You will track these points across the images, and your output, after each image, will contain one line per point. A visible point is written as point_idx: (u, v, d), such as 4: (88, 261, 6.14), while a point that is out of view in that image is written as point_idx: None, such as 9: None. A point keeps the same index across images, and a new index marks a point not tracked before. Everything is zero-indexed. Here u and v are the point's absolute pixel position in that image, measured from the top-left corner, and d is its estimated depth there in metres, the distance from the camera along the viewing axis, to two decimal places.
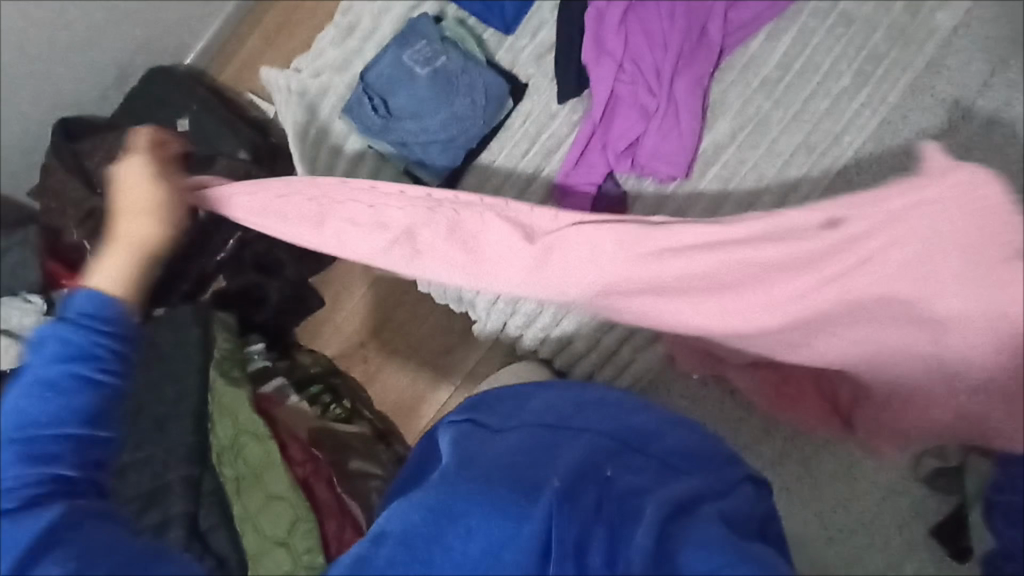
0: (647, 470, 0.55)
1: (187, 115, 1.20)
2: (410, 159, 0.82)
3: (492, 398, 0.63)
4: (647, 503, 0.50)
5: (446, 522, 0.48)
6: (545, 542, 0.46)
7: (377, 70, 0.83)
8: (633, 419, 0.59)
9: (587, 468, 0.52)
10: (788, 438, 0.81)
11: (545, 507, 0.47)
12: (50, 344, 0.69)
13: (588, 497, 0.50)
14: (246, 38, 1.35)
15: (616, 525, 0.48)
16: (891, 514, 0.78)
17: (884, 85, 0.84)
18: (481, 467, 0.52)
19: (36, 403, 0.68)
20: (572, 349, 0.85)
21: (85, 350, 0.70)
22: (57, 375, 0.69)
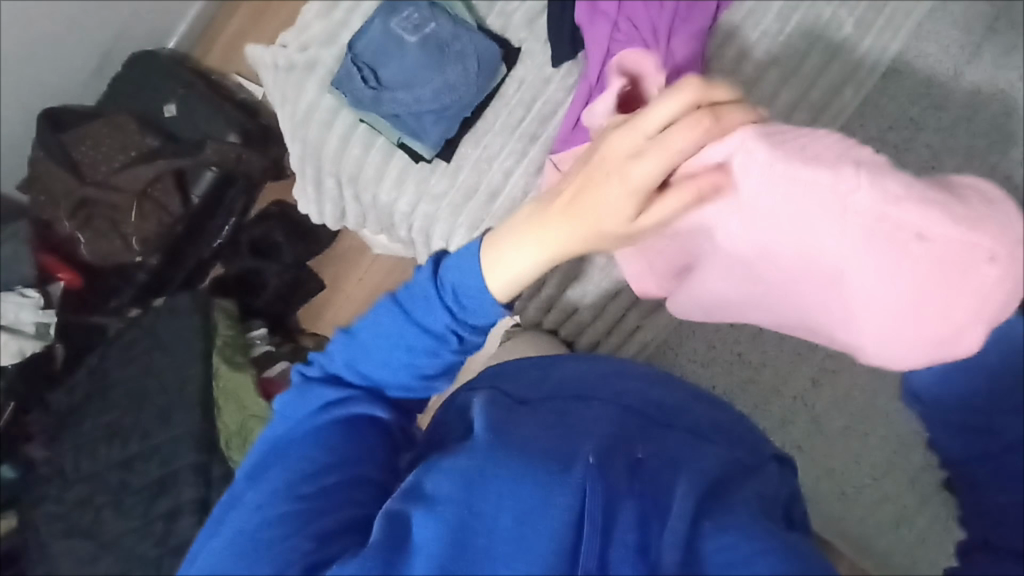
0: (680, 441, 0.54)
1: (174, 100, 1.17)
2: (403, 132, 0.80)
3: (513, 366, 0.62)
4: (680, 478, 0.49)
5: (479, 487, 0.47)
6: (578, 513, 0.46)
7: (365, 40, 0.81)
8: (665, 394, 0.59)
9: (621, 441, 0.52)
10: (797, 397, 0.80)
11: (579, 476, 0.47)
12: (424, 306, 0.55)
13: (621, 469, 0.49)
14: (228, 17, 1.32)
15: (650, 499, 0.48)
16: (901, 468, 0.78)
17: (888, 31, 0.82)
18: (517, 433, 0.51)
19: (404, 364, 0.56)
20: (577, 318, 0.81)
21: (451, 313, 0.54)
22: (438, 334, 0.55)
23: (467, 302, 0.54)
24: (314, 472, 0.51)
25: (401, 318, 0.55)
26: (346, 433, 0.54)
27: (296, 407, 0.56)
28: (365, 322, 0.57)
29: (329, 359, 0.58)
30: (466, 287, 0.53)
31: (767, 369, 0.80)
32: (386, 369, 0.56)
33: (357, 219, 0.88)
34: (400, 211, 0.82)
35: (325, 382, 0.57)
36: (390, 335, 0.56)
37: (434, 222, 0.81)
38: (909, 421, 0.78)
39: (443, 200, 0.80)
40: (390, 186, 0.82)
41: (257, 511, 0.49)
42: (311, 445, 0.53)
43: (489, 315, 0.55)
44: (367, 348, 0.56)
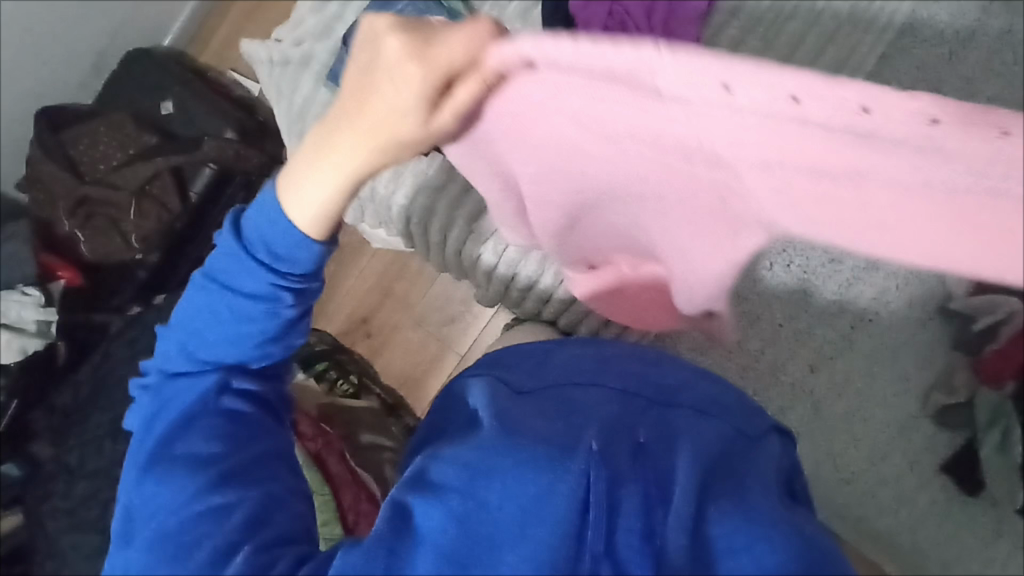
0: (681, 423, 0.54)
1: (170, 98, 1.17)
2: None
3: (516, 351, 0.64)
4: (681, 458, 0.49)
5: (482, 474, 0.47)
6: (583, 499, 0.45)
7: (359, 32, 0.79)
8: (662, 375, 0.60)
9: (622, 426, 0.52)
10: (794, 382, 0.81)
11: (580, 464, 0.46)
12: (235, 264, 0.51)
13: (624, 453, 0.49)
14: (223, 14, 1.32)
15: (654, 482, 0.48)
16: (901, 453, 0.78)
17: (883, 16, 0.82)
18: (518, 421, 0.51)
19: (229, 334, 0.52)
20: (575, 309, 0.81)
21: (270, 268, 0.50)
22: (261, 292, 0.51)
23: (277, 245, 0.50)
24: (195, 465, 0.49)
25: (215, 287, 0.52)
26: (218, 421, 0.51)
27: (154, 409, 0.53)
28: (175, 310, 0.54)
29: (154, 364, 0.55)
30: (278, 233, 0.50)
31: (766, 355, 0.82)
32: (222, 343, 0.52)
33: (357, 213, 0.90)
34: (398, 205, 0.83)
35: (169, 381, 0.54)
36: (210, 308, 0.52)
37: (433, 215, 0.82)
38: (908, 406, 0.78)
39: (442, 192, 0.81)
40: (388, 179, 0.83)
41: (166, 504, 0.48)
42: (190, 432, 0.51)
43: (311, 254, 0.51)
44: (193, 328, 0.53)
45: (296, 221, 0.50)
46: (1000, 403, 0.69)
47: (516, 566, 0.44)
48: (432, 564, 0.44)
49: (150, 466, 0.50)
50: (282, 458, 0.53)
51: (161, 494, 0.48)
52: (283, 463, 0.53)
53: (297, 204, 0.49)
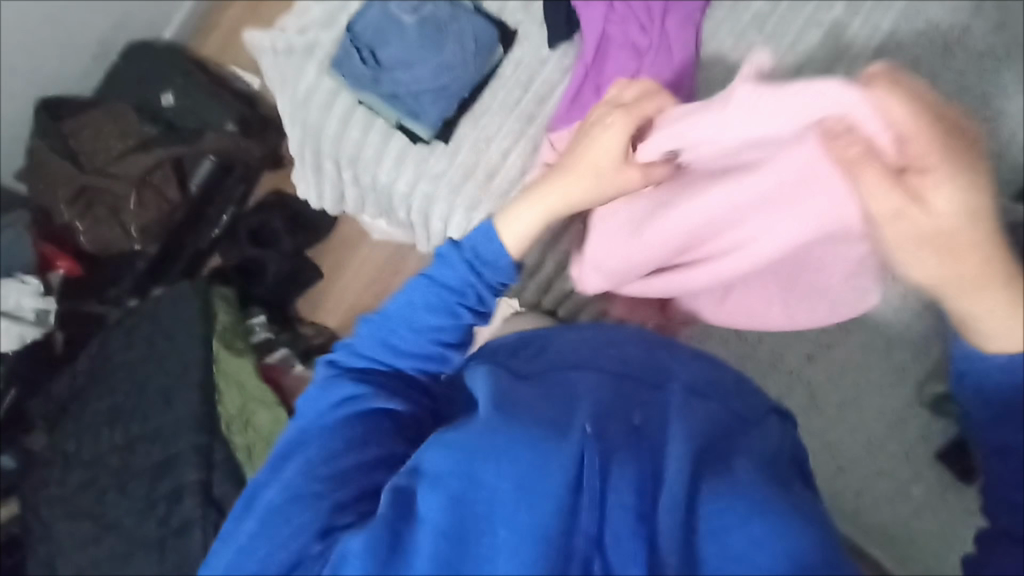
0: (677, 404, 0.54)
1: (171, 89, 1.17)
2: (402, 113, 0.81)
3: (509, 340, 0.64)
4: (675, 436, 0.50)
5: (477, 456, 0.47)
6: (576, 478, 0.46)
7: (364, 21, 0.81)
8: (654, 356, 0.59)
9: (618, 409, 0.52)
10: (791, 371, 0.81)
11: (575, 444, 0.48)
12: (443, 266, 0.57)
13: (619, 435, 0.50)
14: (226, 7, 1.33)
15: (649, 463, 0.49)
16: (896, 442, 0.79)
17: (878, 12, 0.83)
18: (513, 402, 0.51)
19: (420, 328, 0.57)
20: (575, 298, 0.83)
21: (472, 269, 0.57)
22: (458, 290, 0.57)
23: (485, 254, 0.57)
24: (327, 457, 0.51)
25: (423, 284, 0.57)
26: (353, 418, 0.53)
27: (327, 383, 0.57)
28: (393, 298, 0.58)
29: (358, 343, 0.59)
30: (487, 245, 0.57)
31: (763, 346, 0.81)
32: (414, 335, 0.57)
33: (357, 202, 0.90)
34: (399, 192, 0.83)
35: (355, 361, 0.58)
36: (413, 306, 0.57)
37: (433, 202, 0.82)
38: (904, 394, 0.79)
39: (443, 179, 0.81)
40: (390, 167, 0.83)
41: (289, 474, 0.51)
42: (336, 418, 0.54)
43: (509, 266, 0.57)
44: (389, 324, 0.58)
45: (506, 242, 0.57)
46: None
47: (510, 545, 0.44)
48: (429, 544, 0.45)
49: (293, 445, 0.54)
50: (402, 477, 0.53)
51: (289, 466, 0.52)
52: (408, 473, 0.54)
53: (513, 233, 0.57)
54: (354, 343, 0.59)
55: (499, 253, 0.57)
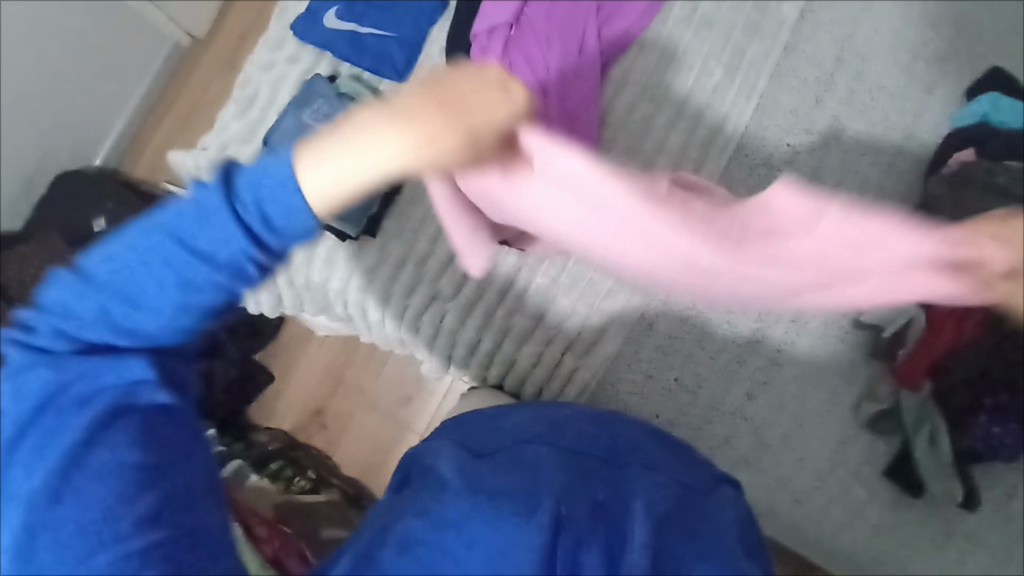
0: (638, 481, 0.58)
1: (103, 214, 1.19)
2: (325, 213, 0.82)
3: (465, 423, 0.67)
4: (636, 505, 0.53)
5: (455, 528, 0.48)
6: (548, 547, 0.48)
7: (280, 133, 0.80)
8: (614, 438, 0.65)
9: (582, 488, 0.55)
10: (735, 412, 0.83)
11: (545, 513, 0.50)
12: (198, 215, 0.44)
13: (582, 508, 0.52)
14: (151, 131, 1.39)
15: (612, 533, 0.50)
16: (843, 467, 0.81)
17: (757, 63, 0.89)
18: (483, 479, 0.54)
19: (176, 302, 0.46)
20: (517, 369, 0.83)
21: (255, 240, 0.45)
22: (230, 267, 0.45)
23: (278, 220, 0.44)
24: (107, 477, 0.44)
25: (167, 237, 0.45)
26: (134, 420, 0.47)
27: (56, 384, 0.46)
28: (120, 242, 0.45)
29: (75, 302, 0.46)
30: (215, 241, 0.44)
31: (704, 390, 0.83)
32: (171, 307, 0.46)
33: (294, 303, 0.91)
34: (334, 289, 0.86)
35: (71, 356, 0.47)
36: (161, 266, 0.45)
37: (368, 293, 0.85)
38: (843, 419, 0.82)
39: (375, 271, 0.85)
40: (321, 267, 0.87)
41: (83, 516, 0.43)
42: (98, 449, 0.45)
43: (305, 228, 0.45)
44: (133, 269, 0.45)
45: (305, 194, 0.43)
46: (923, 403, 0.77)
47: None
48: None
49: (57, 483, 0.44)
50: (196, 489, 0.48)
51: (70, 509, 0.43)
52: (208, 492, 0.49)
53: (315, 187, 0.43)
54: (60, 297, 0.46)
55: (228, 256, 0.45)
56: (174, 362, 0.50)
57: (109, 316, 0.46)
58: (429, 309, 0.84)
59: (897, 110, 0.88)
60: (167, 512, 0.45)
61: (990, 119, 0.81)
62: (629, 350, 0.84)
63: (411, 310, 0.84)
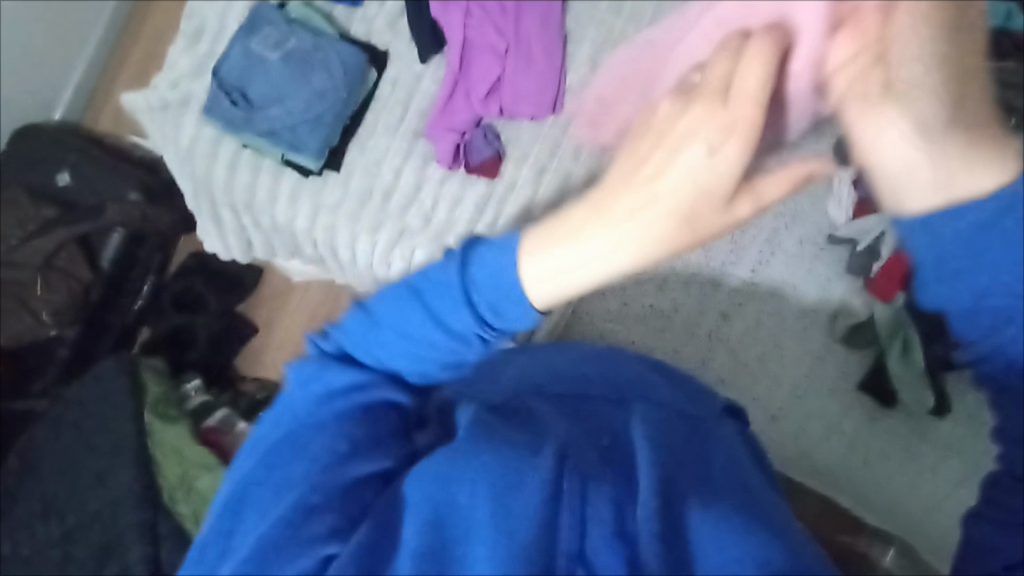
0: (641, 418, 0.52)
1: (67, 168, 1.16)
2: (284, 148, 0.80)
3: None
4: (641, 448, 0.48)
5: (452, 478, 0.44)
6: (551, 494, 0.43)
7: (228, 64, 0.78)
8: (617, 373, 0.59)
9: (585, 431, 0.49)
10: (711, 335, 0.83)
11: (547, 464, 0.44)
12: (439, 291, 0.51)
13: (589, 455, 0.46)
14: (113, 83, 1.33)
15: (621, 476, 0.46)
16: (819, 381, 0.82)
17: None
18: (488, 425, 0.48)
19: (436, 359, 0.53)
20: None
21: (481, 320, 0.51)
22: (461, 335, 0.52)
23: (501, 308, 0.51)
24: (330, 461, 0.47)
25: (430, 284, 0.52)
26: (381, 419, 0.51)
27: (315, 379, 0.53)
28: (379, 302, 0.54)
29: (345, 335, 0.55)
30: (513, 314, 0.50)
31: (679, 314, 0.83)
32: (407, 359, 0.53)
33: (265, 246, 0.88)
34: (300, 229, 0.83)
35: (337, 359, 0.54)
36: (414, 330, 0.52)
37: (336, 232, 0.83)
38: (818, 336, 0.82)
39: (340, 209, 0.82)
40: (285, 206, 0.83)
41: (284, 499, 0.46)
42: (340, 424, 0.50)
43: (527, 318, 0.51)
44: (382, 338, 0.53)
45: (533, 298, 0.51)
46: (897, 315, 0.77)
47: (486, 557, 0.41)
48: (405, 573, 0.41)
49: (289, 450, 0.49)
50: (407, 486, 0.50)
51: (297, 485, 0.47)
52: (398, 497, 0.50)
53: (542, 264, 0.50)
54: (349, 337, 0.55)
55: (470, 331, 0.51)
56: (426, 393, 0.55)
57: (372, 350, 0.54)
58: (399, 244, 0.82)
59: None
60: (334, 470, 0.47)
61: None
62: None
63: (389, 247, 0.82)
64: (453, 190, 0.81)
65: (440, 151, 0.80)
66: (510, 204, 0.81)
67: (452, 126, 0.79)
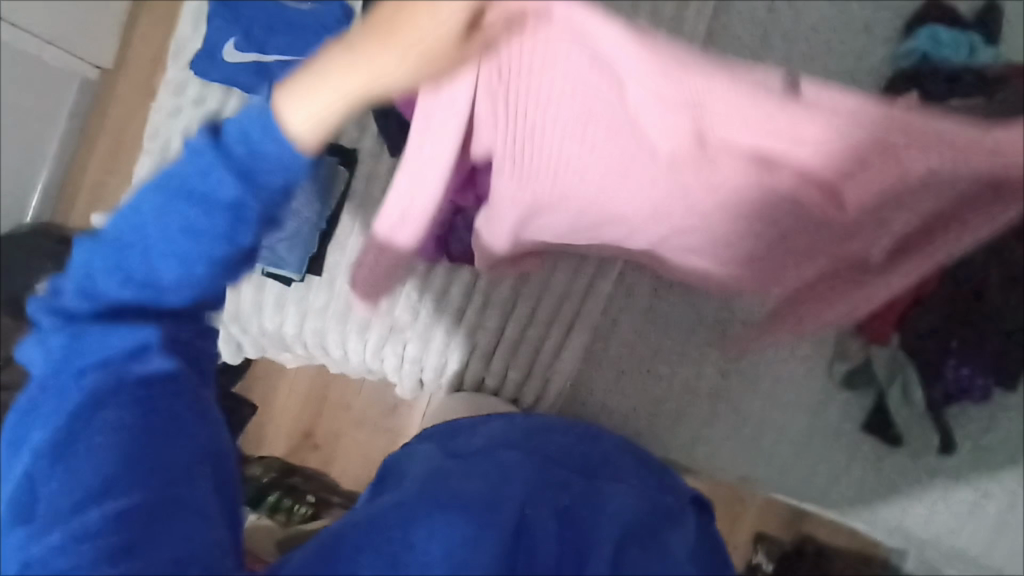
0: (611, 491, 0.52)
1: (45, 277, 1.14)
2: (264, 263, 0.78)
3: (446, 427, 0.61)
4: (601, 520, 0.47)
5: (409, 527, 0.42)
6: (504, 551, 0.43)
7: None
8: (590, 456, 0.57)
9: (548, 489, 0.49)
10: (711, 392, 0.83)
11: (504, 521, 0.44)
12: (182, 173, 0.38)
13: (549, 513, 0.46)
14: (81, 177, 1.31)
15: (574, 538, 0.45)
16: (823, 428, 0.82)
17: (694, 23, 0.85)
18: (452, 481, 0.47)
19: (192, 251, 0.40)
20: (487, 388, 0.83)
21: (242, 173, 0.38)
22: (228, 201, 0.38)
23: (213, 170, 0.38)
24: (107, 447, 0.41)
25: (154, 186, 0.39)
26: (153, 396, 0.44)
27: (61, 355, 0.43)
28: (112, 214, 0.41)
29: (68, 294, 0.43)
30: (250, 162, 0.37)
31: (677, 375, 0.83)
32: (172, 256, 0.40)
33: (257, 348, 0.89)
34: (289, 334, 0.83)
35: (82, 326, 0.43)
36: (161, 230, 0.40)
37: (325, 334, 0.83)
38: (818, 383, 0.82)
39: (327, 311, 0.82)
40: (272, 314, 0.82)
41: (67, 494, 0.40)
42: (116, 405, 0.43)
43: (295, 162, 0.37)
44: (137, 228, 0.40)
45: (289, 132, 0.36)
46: (893, 356, 0.78)
47: None
48: None
49: (57, 444, 0.42)
50: (221, 457, 0.46)
51: (67, 475, 0.41)
52: (218, 470, 0.46)
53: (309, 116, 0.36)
54: (82, 270, 0.42)
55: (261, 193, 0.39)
56: (187, 337, 0.46)
57: (107, 287, 0.42)
58: (390, 340, 0.82)
59: (834, 58, 0.86)
60: (132, 461, 0.41)
61: (931, 55, 0.78)
62: (597, 349, 0.83)
63: (383, 343, 0.82)
64: (437, 283, 0.81)
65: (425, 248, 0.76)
66: (498, 289, 0.80)
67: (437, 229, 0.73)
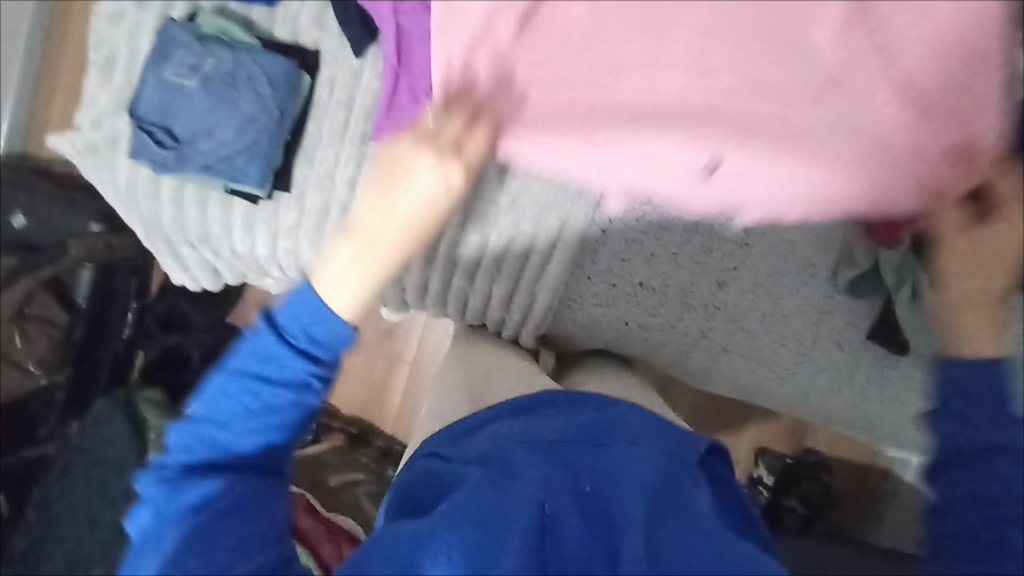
0: (627, 453, 0.49)
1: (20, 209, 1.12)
2: (224, 179, 0.73)
3: (447, 436, 0.58)
4: (625, 491, 0.45)
5: (420, 551, 0.41)
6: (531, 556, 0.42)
7: (144, 101, 0.72)
8: (597, 416, 0.54)
9: (565, 474, 0.47)
10: (708, 303, 0.78)
11: (520, 526, 0.43)
12: (263, 393, 0.59)
13: (569, 505, 0.45)
14: (49, 106, 1.25)
15: (603, 520, 0.44)
16: (826, 337, 0.78)
17: None
18: (463, 495, 0.46)
19: (252, 413, 0.59)
20: (473, 306, 0.80)
21: (308, 359, 0.60)
22: (297, 383, 0.60)
23: (271, 371, 0.59)
24: (207, 530, 0.55)
25: (223, 384, 0.60)
26: (229, 502, 0.56)
27: (165, 500, 0.58)
28: (205, 403, 0.60)
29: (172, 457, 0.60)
30: (282, 374, 0.59)
31: (672, 287, 0.78)
32: (231, 438, 0.60)
33: (234, 272, 0.86)
34: (261, 255, 0.79)
35: (182, 478, 0.59)
36: (247, 427, 0.59)
37: (298, 254, 0.78)
38: (824, 289, 0.77)
39: (298, 230, 0.76)
40: (241, 235, 0.79)
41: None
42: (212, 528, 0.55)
43: (342, 334, 0.60)
44: (217, 406, 0.60)
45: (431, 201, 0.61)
46: (908, 259, 0.70)
47: None
48: None
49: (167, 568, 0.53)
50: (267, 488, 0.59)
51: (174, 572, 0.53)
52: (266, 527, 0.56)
53: None
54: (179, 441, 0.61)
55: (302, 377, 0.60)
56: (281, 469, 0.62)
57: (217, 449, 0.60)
58: None
59: None
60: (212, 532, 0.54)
61: None
62: (586, 262, 0.77)
63: None
64: None
65: (392, 153, 0.71)
66: None
67: (400, 127, 0.70)
